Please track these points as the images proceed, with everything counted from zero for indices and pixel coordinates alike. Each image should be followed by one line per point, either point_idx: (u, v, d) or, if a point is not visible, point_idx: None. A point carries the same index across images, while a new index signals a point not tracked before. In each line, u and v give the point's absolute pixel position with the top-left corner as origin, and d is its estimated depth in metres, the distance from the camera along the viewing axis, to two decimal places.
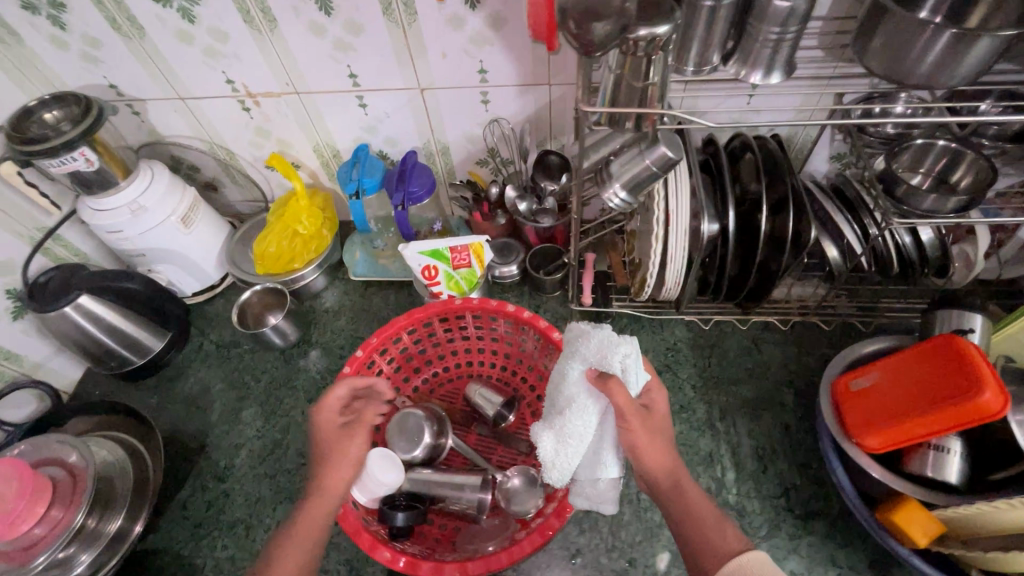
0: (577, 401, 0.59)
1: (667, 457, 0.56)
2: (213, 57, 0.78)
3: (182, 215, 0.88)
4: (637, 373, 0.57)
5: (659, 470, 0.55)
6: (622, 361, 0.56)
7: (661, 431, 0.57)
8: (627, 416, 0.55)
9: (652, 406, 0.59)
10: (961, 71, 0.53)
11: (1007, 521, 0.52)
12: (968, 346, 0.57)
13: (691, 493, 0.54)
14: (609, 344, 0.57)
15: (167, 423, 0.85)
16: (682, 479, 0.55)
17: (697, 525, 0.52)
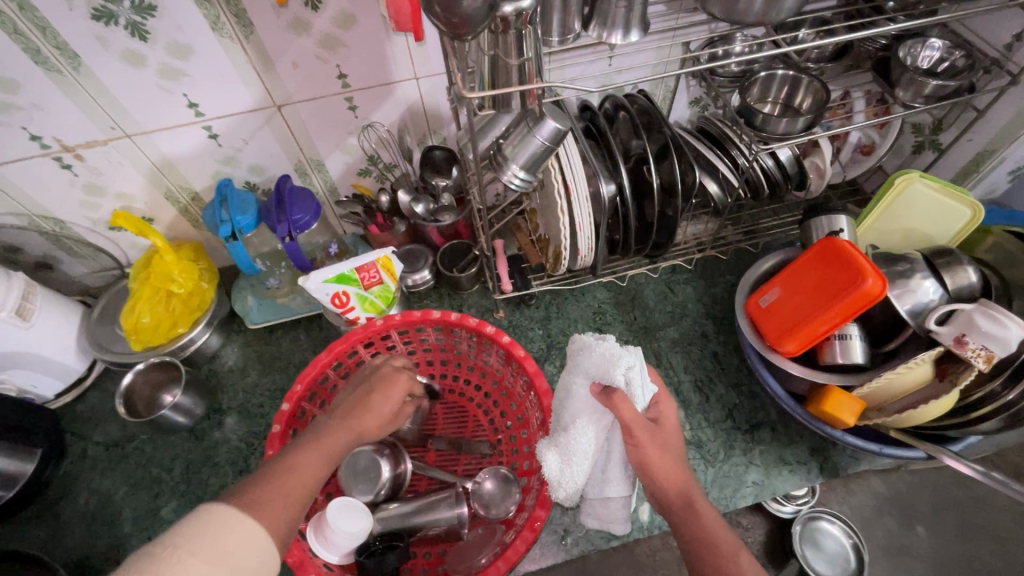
0: (583, 417, 0.60)
1: (680, 473, 0.53)
2: (2, 111, 0.64)
3: (15, 308, 0.72)
4: (642, 383, 0.58)
5: (670, 488, 0.52)
6: (626, 373, 0.57)
7: (670, 444, 0.55)
8: (635, 431, 0.54)
9: (660, 419, 0.57)
10: (787, 3, 0.58)
11: (909, 381, 0.62)
12: (845, 243, 0.65)
13: (702, 506, 0.51)
14: (611, 356, 0.59)
15: (66, 555, 0.71)
16: (693, 492, 0.52)
17: (713, 544, 0.47)
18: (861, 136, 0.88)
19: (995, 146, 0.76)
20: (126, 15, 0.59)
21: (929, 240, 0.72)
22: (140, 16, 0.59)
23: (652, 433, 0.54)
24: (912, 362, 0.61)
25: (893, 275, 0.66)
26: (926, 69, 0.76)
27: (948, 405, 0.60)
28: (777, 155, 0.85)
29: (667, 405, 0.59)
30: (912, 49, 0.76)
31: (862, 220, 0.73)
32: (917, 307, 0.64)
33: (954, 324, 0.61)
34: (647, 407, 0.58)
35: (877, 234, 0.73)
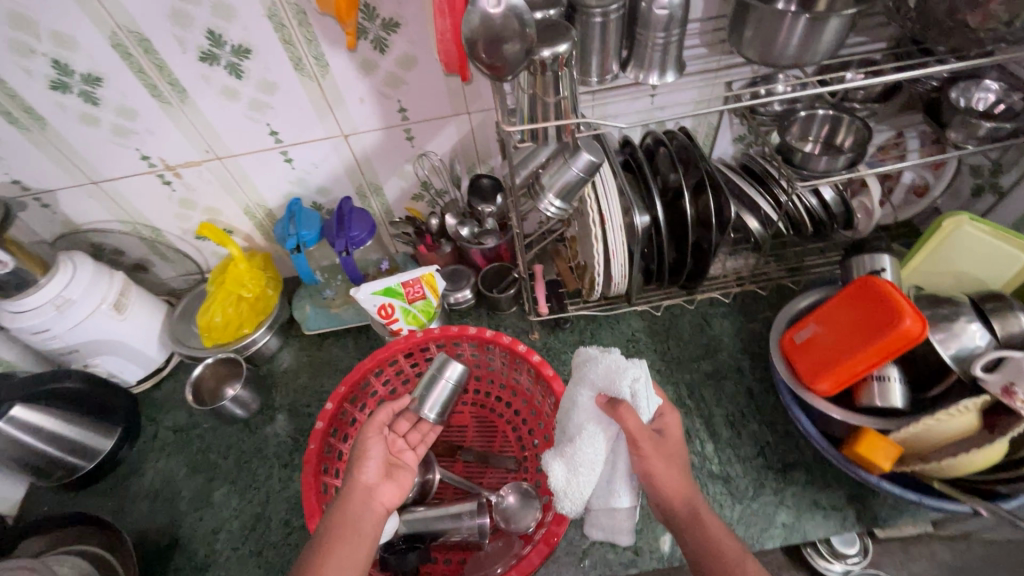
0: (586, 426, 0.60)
1: (685, 483, 0.55)
2: (123, 135, 0.75)
3: (113, 301, 0.84)
4: (648, 394, 0.58)
5: (675, 499, 0.54)
6: (631, 385, 0.58)
7: (675, 453, 0.57)
8: (639, 442, 0.56)
9: (665, 430, 0.59)
10: (822, 47, 0.61)
11: (951, 429, 0.59)
12: (883, 282, 0.64)
13: (706, 516, 0.53)
14: (616, 369, 0.59)
15: (131, 526, 0.79)
16: (697, 500, 0.55)
17: (718, 552, 0.50)
18: (915, 176, 0.87)
19: None
20: (227, 57, 0.69)
21: (981, 285, 0.69)
22: (239, 59, 0.69)
23: (655, 444, 0.57)
24: (958, 408, 0.58)
25: (936, 318, 0.64)
26: (981, 111, 0.74)
27: (993, 456, 0.57)
28: (822, 195, 0.86)
29: (673, 415, 0.60)
30: (966, 90, 0.75)
31: (907, 261, 0.72)
32: (961, 352, 0.62)
33: (1002, 372, 0.58)
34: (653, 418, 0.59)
35: (924, 277, 0.71)
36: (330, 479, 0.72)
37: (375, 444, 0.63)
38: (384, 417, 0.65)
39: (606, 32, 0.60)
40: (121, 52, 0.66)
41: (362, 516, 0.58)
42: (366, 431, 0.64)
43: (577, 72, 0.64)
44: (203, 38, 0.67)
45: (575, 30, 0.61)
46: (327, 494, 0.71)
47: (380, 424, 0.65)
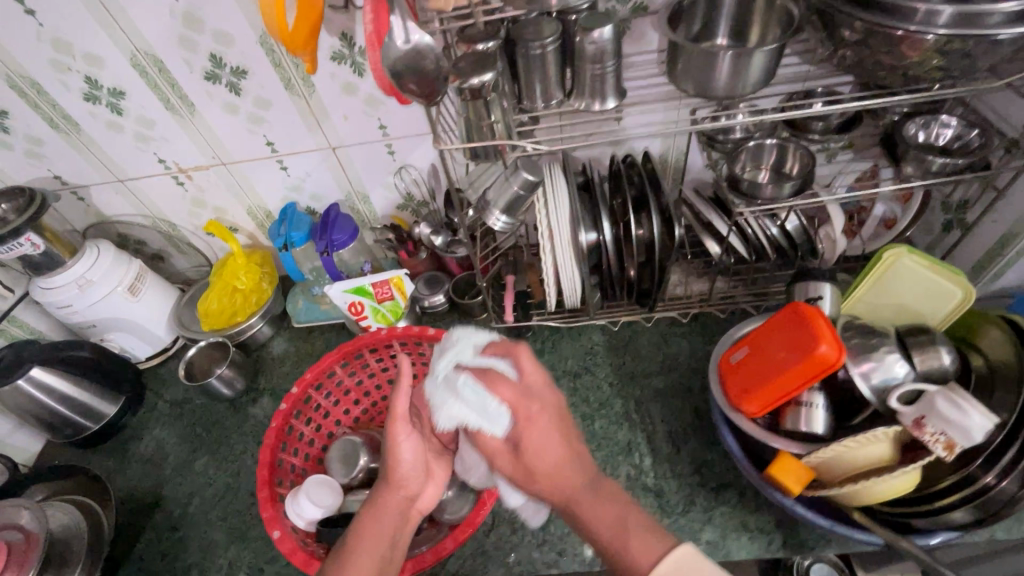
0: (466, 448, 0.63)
1: (553, 480, 0.54)
2: (144, 141, 0.87)
3: (128, 285, 0.96)
4: (477, 416, 0.56)
5: (551, 495, 0.54)
6: (455, 416, 0.57)
7: (538, 460, 0.54)
8: (495, 457, 0.57)
9: (519, 439, 0.55)
10: (751, 79, 0.64)
11: (861, 457, 0.60)
12: (809, 308, 0.66)
13: (586, 510, 0.52)
14: (444, 409, 0.58)
15: (123, 484, 0.89)
16: (577, 496, 0.53)
17: (604, 540, 0.50)
18: (884, 209, 0.87)
19: (1018, 229, 0.72)
20: (227, 77, 0.79)
21: (918, 319, 0.69)
22: (237, 78, 0.79)
23: (513, 460, 0.56)
24: (869, 436, 0.59)
25: (865, 347, 0.64)
26: (939, 146, 0.74)
27: (898, 487, 0.58)
28: (783, 223, 0.86)
29: (525, 416, 0.55)
30: (925, 125, 0.75)
31: (850, 290, 0.71)
32: (883, 384, 0.62)
33: (916, 404, 0.58)
34: (507, 430, 0.55)
35: (865, 307, 0.71)
36: (286, 456, 0.79)
37: (408, 442, 0.62)
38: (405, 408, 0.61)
39: (544, 63, 0.65)
40: (140, 71, 0.78)
41: (397, 522, 0.60)
42: (396, 427, 0.61)
43: (523, 97, 0.70)
44: (206, 61, 0.77)
45: (519, 60, 0.66)
46: (282, 468, 0.79)
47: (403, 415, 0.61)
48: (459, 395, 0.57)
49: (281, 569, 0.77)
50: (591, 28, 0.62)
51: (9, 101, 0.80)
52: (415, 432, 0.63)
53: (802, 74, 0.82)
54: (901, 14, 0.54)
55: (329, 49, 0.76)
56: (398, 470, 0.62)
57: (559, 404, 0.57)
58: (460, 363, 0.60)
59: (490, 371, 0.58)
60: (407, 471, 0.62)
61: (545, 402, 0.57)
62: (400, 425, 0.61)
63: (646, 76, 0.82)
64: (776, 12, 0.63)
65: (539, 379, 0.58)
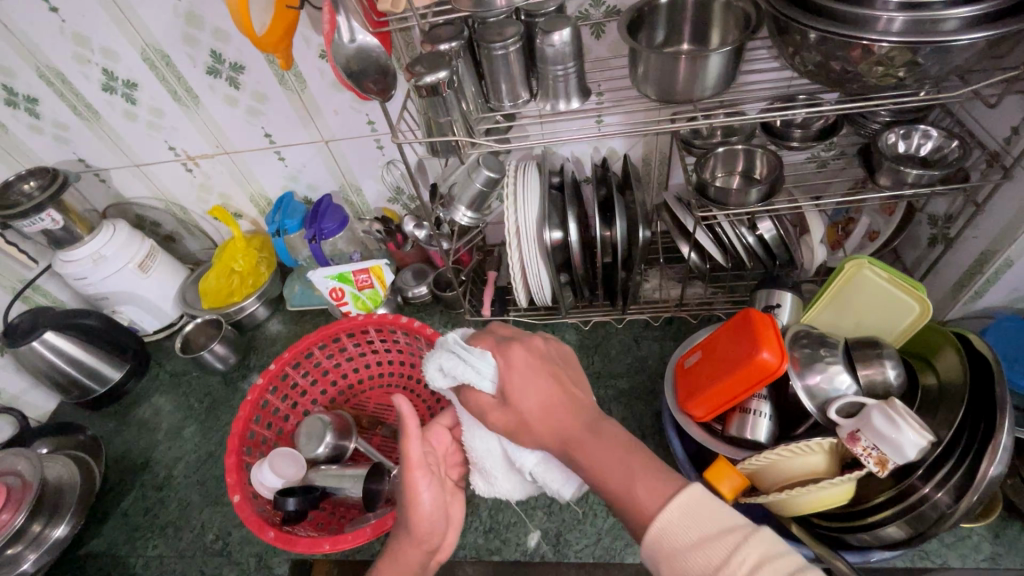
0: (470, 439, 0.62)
1: (547, 420, 0.54)
2: (155, 129, 0.95)
3: (139, 262, 1.04)
4: (460, 363, 0.56)
5: (548, 438, 0.54)
6: (440, 368, 0.57)
7: (531, 404, 0.55)
8: (488, 411, 0.57)
9: (507, 387, 0.56)
10: (710, 82, 0.64)
11: (797, 466, 0.59)
12: (758, 314, 0.65)
13: (586, 450, 0.51)
14: (430, 366, 0.58)
15: (120, 444, 0.97)
16: (573, 439, 0.53)
17: (613, 482, 0.48)
18: (869, 221, 0.85)
19: (996, 245, 0.69)
20: (227, 72, 0.85)
21: (876, 334, 0.68)
22: (236, 73, 0.85)
23: (504, 411, 0.56)
24: (803, 446, 0.58)
25: (813, 358, 0.63)
26: (919, 157, 0.72)
27: (827, 498, 0.57)
28: (760, 231, 0.83)
29: (506, 362, 0.57)
30: (905, 135, 0.73)
31: (812, 303, 0.70)
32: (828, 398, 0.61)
33: (855, 417, 0.57)
34: (495, 385, 0.56)
35: (828, 319, 0.70)
36: (258, 428, 0.84)
37: (430, 492, 0.60)
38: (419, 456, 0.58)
39: (507, 63, 0.67)
40: (150, 65, 0.85)
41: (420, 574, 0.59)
42: (413, 477, 0.58)
43: (490, 95, 0.72)
44: (208, 56, 0.83)
45: (483, 60, 0.68)
46: (253, 439, 0.84)
47: (418, 462, 0.58)
48: (444, 347, 0.58)
49: (246, 534, 0.82)
50: (550, 31, 0.64)
51: (39, 90, 0.89)
52: (432, 479, 0.61)
53: (786, 78, 0.81)
54: (859, 22, 0.53)
55: (317, 47, 0.81)
56: (420, 523, 0.59)
57: (542, 353, 0.59)
58: None
59: (476, 334, 0.61)
60: (433, 521, 0.60)
61: (528, 349, 0.59)
62: (422, 475, 0.59)
63: (623, 78, 0.82)
64: (737, 18, 0.64)
65: (519, 337, 0.61)
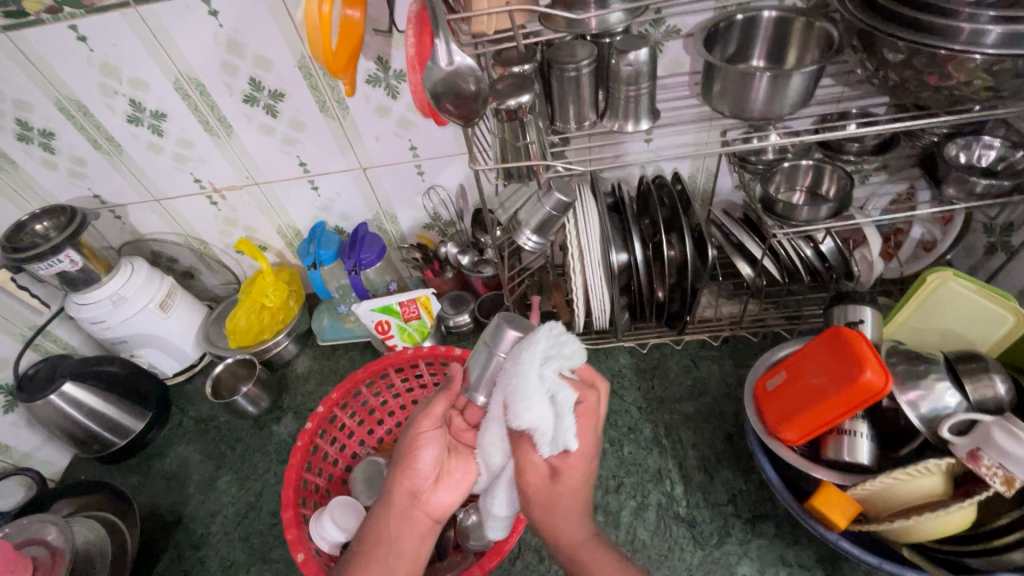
0: (485, 444, 0.54)
1: (567, 522, 0.54)
2: (181, 161, 0.90)
3: (159, 302, 0.97)
4: (556, 436, 0.49)
5: (560, 537, 0.55)
6: (537, 423, 0.48)
7: (557, 502, 0.53)
8: (528, 474, 0.52)
9: (559, 475, 0.51)
10: (790, 100, 0.61)
11: (912, 489, 0.57)
12: (852, 332, 0.63)
13: (590, 562, 0.55)
14: (529, 409, 0.48)
15: (147, 500, 0.89)
16: (582, 543, 0.55)
17: None
18: (923, 231, 0.85)
19: None
20: (265, 100, 0.81)
21: (966, 344, 0.68)
22: (274, 101, 0.81)
23: (545, 488, 0.52)
24: (919, 467, 0.56)
25: (910, 373, 0.62)
26: (982, 167, 0.73)
27: (954, 523, 0.54)
28: (818, 244, 0.82)
29: (584, 457, 0.51)
30: (966, 146, 0.73)
31: (891, 316, 0.71)
32: (933, 414, 0.60)
33: (971, 435, 0.55)
34: (553, 457, 0.50)
35: (909, 331, 0.71)
36: (310, 476, 0.78)
37: (428, 447, 0.56)
38: (440, 409, 0.57)
39: (578, 85, 0.65)
40: (182, 94, 0.81)
41: (403, 529, 0.54)
42: (424, 426, 0.56)
43: (557, 118, 0.70)
44: (246, 84, 0.79)
45: (554, 82, 0.66)
46: (306, 489, 0.78)
47: (434, 414, 0.57)
48: (556, 409, 0.48)
49: None
50: (627, 51, 0.62)
51: (56, 123, 0.83)
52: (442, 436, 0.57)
53: (837, 95, 0.81)
54: (943, 33, 0.53)
55: (365, 72, 0.78)
56: (416, 473, 0.55)
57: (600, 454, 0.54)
58: (562, 368, 0.50)
59: (588, 398, 0.51)
60: (421, 472, 0.56)
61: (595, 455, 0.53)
62: (425, 422, 0.56)
63: (677, 97, 0.82)
64: (813, 35, 0.64)
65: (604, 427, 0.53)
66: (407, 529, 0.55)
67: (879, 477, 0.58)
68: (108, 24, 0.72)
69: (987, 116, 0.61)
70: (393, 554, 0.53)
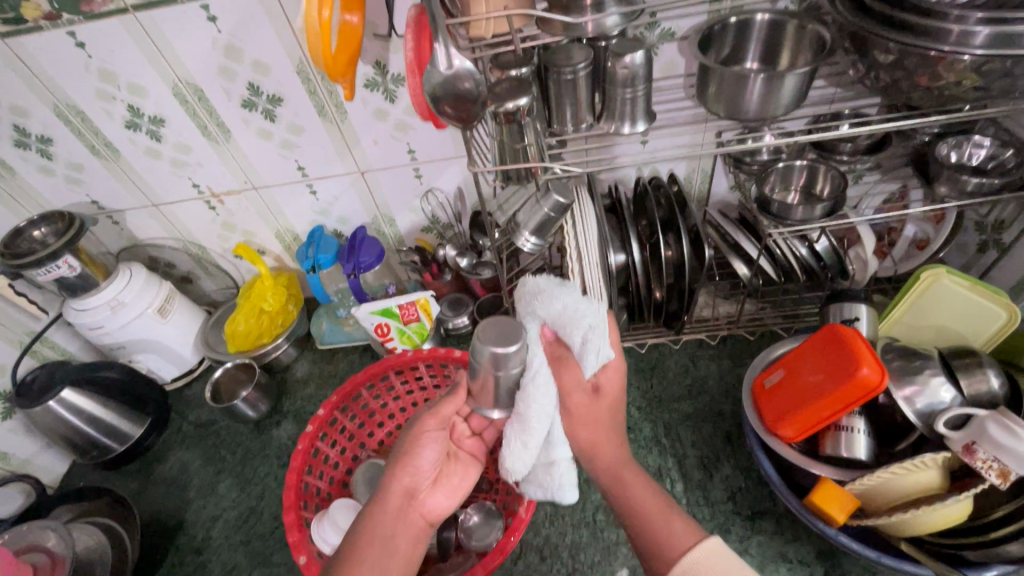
0: (537, 396, 0.49)
1: (605, 438, 0.58)
2: (179, 166, 0.90)
3: (158, 307, 0.97)
4: (600, 349, 0.52)
5: (600, 459, 0.57)
6: (586, 332, 0.50)
7: (600, 416, 0.57)
8: (572, 391, 0.55)
9: (599, 388, 0.56)
10: (784, 101, 0.62)
11: (909, 483, 0.58)
12: (847, 330, 0.64)
13: (630, 484, 0.56)
14: (576, 319, 0.50)
15: (146, 505, 0.88)
16: (619, 464, 0.57)
17: (645, 515, 0.53)
18: (916, 230, 0.86)
19: None
20: (264, 105, 0.82)
21: (961, 340, 0.69)
22: (273, 105, 0.82)
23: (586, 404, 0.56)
24: (917, 462, 0.57)
25: (905, 370, 0.63)
26: (973, 166, 0.74)
27: (951, 516, 0.55)
28: (812, 243, 0.83)
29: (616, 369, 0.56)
30: (957, 145, 0.74)
31: (886, 313, 0.72)
32: (927, 409, 0.61)
33: (966, 429, 0.56)
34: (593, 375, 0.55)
35: (905, 328, 0.72)
36: (311, 479, 0.78)
37: (430, 445, 0.56)
38: (448, 411, 0.57)
39: (575, 88, 0.66)
40: (181, 100, 0.81)
41: (399, 525, 0.54)
42: (429, 425, 0.56)
43: (554, 121, 0.71)
44: (244, 89, 0.80)
45: (551, 84, 0.67)
46: (307, 492, 0.78)
47: (441, 414, 0.57)
48: (596, 320, 0.51)
49: None
50: (623, 54, 0.63)
51: (53, 129, 0.83)
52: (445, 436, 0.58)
53: (829, 96, 0.82)
54: (933, 35, 0.54)
55: (363, 77, 0.78)
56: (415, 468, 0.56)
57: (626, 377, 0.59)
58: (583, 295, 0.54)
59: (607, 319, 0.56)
60: (421, 471, 0.56)
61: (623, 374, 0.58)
62: (430, 421, 0.57)
63: (672, 100, 0.83)
64: (806, 37, 0.65)
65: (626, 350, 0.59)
66: (403, 526, 0.54)
67: (877, 472, 0.59)
68: (107, 30, 0.73)
69: (976, 116, 0.63)
70: (389, 551, 0.52)
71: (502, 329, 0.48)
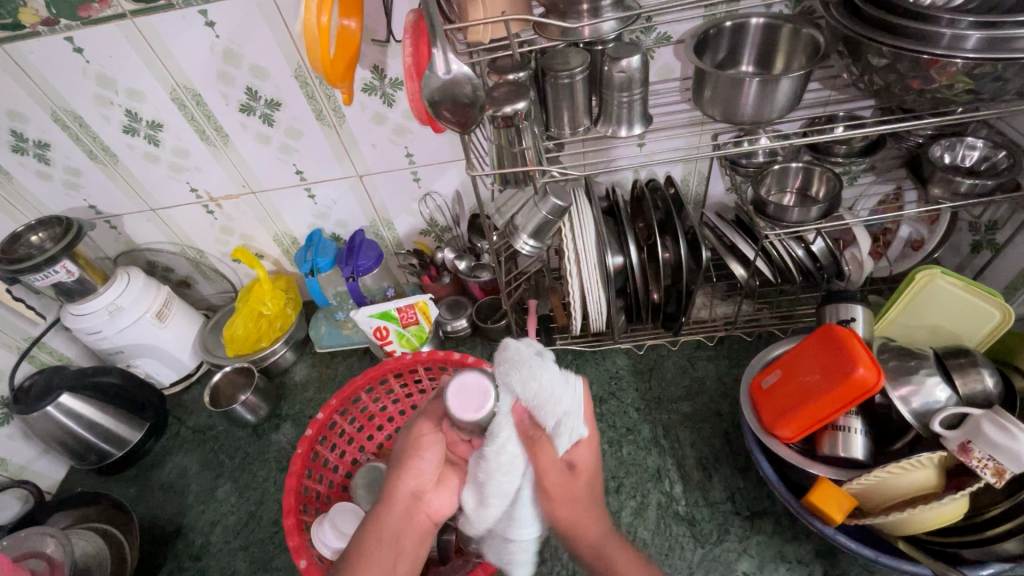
0: (506, 468, 0.50)
1: (587, 515, 0.54)
2: (177, 171, 0.90)
3: (156, 311, 0.97)
4: (572, 428, 0.53)
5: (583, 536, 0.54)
6: (559, 415, 0.51)
7: (579, 496, 0.55)
8: (547, 470, 0.53)
9: (574, 464, 0.55)
10: (779, 105, 0.63)
11: (905, 482, 0.58)
12: (844, 331, 0.65)
13: (618, 558, 0.53)
14: (548, 401, 0.51)
15: (145, 511, 0.88)
16: (605, 539, 0.54)
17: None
18: (911, 231, 0.87)
19: None
20: (262, 109, 0.82)
21: (956, 340, 0.70)
22: (271, 110, 0.82)
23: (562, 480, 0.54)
24: (913, 461, 0.58)
25: (901, 370, 0.64)
26: (966, 167, 0.75)
27: (947, 515, 0.56)
28: (809, 244, 0.83)
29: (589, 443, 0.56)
30: (950, 147, 0.75)
31: (882, 315, 0.72)
32: (923, 409, 0.61)
33: (962, 428, 0.57)
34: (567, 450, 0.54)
35: (900, 329, 0.72)
36: (311, 483, 0.78)
37: (431, 447, 0.56)
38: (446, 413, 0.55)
39: (572, 92, 0.66)
40: (179, 104, 0.81)
41: (404, 524, 0.54)
42: (429, 429, 0.56)
43: (551, 125, 0.71)
44: (243, 94, 0.80)
45: (548, 88, 0.67)
46: (307, 496, 0.78)
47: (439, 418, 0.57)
48: (565, 404, 0.52)
49: None
50: (619, 58, 0.63)
51: (51, 134, 0.83)
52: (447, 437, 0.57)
53: (824, 99, 0.83)
54: (925, 38, 0.55)
55: (361, 81, 0.79)
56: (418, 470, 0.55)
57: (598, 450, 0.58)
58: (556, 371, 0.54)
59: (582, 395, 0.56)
60: (423, 473, 0.56)
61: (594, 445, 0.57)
62: (429, 425, 0.56)
63: (668, 103, 0.83)
64: (800, 41, 0.66)
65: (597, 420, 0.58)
66: (408, 524, 0.54)
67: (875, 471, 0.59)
68: (104, 35, 0.73)
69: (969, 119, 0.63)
70: (395, 551, 0.53)
71: (473, 393, 0.50)
